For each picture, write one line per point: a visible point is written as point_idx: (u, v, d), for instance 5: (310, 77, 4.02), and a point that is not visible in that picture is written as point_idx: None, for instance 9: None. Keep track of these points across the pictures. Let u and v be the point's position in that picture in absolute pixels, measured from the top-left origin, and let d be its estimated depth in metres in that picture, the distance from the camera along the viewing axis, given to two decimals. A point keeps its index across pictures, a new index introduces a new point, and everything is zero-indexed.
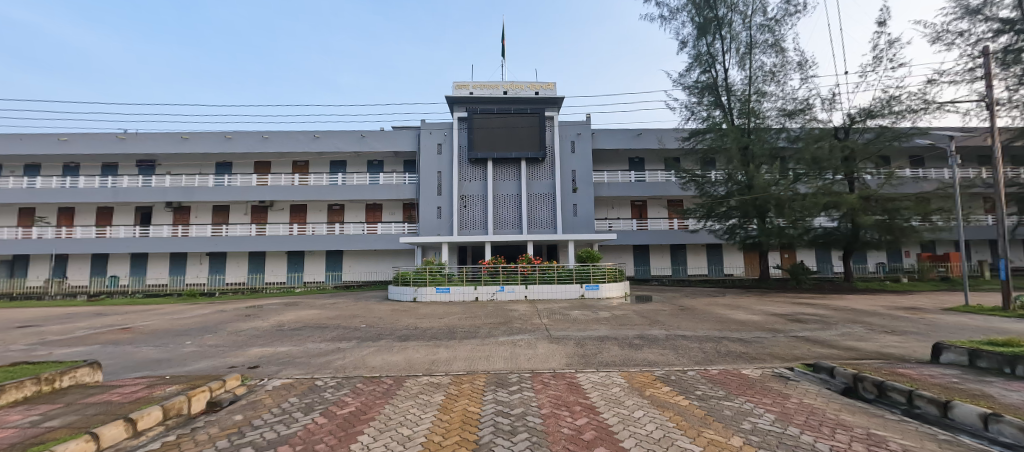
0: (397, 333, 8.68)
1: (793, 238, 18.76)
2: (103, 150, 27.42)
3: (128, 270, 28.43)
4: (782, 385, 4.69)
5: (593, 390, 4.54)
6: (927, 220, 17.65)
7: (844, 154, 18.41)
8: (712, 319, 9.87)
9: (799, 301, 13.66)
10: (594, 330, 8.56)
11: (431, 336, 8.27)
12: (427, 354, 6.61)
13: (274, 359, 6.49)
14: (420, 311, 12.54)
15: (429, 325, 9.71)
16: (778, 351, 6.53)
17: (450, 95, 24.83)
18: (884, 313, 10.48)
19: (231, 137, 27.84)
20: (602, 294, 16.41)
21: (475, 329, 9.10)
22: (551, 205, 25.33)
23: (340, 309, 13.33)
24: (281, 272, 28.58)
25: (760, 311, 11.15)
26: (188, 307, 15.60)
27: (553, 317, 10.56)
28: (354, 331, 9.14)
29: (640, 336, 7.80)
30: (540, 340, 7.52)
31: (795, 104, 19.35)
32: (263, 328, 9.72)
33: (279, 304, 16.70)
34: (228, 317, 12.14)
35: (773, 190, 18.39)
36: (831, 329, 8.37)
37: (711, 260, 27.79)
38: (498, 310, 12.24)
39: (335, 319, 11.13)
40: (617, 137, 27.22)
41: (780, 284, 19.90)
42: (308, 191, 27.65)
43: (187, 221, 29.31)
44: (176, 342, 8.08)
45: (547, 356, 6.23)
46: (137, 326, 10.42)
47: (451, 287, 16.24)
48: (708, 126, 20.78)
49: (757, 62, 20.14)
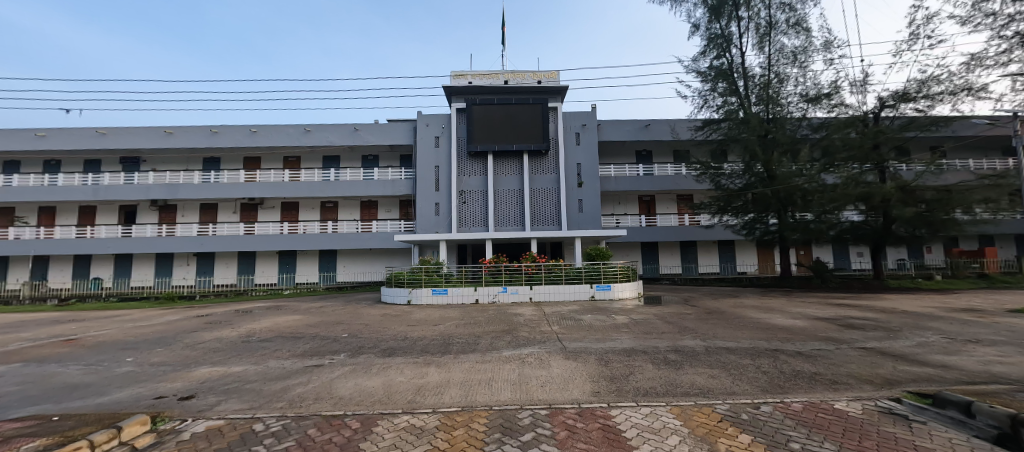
0: (381, 346, 7.30)
1: (819, 233, 17.33)
2: (81, 146, 26.17)
3: (111, 272, 27.18)
4: (912, 432, 3.27)
5: (642, 441, 3.13)
6: (970, 213, 15.70)
7: (876, 141, 16.70)
8: (750, 324, 8.48)
9: (835, 301, 12.29)
10: (616, 340, 7.17)
11: (422, 349, 6.90)
12: (413, 377, 5.23)
13: (219, 385, 5.11)
14: (412, 317, 11.18)
15: (421, 335, 8.35)
16: (857, 370, 5.15)
17: (449, 85, 23.67)
18: (945, 316, 9.10)
19: (218, 131, 26.62)
20: (614, 295, 15.02)
21: (473, 339, 7.72)
22: (555, 200, 23.90)
23: (325, 315, 11.97)
24: (272, 274, 27.30)
25: (800, 315, 9.74)
26: (161, 312, 14.25)
27: (563, 324, 9.18)
28: (332, 342, 7.79)
29: (674, 350, 6.41)
30: (553, 356, 6.11)
31: (818, 89, 17.91)
32: (227, 339, 8.34)
33: (262, 308, 15.34)
34: (197, 325, 10.75)
35: (795, 182, 17.04)
36: (900, 338, 6.98)
37: (723, 257, 26.45)
38: (500, 315, 10.89)
39: (315, 326, 9.77)
40: (624, 129, 25.82)
41: (802, 283, 18.53)
42: (299, 188, 26.33)
43: (173, 221, 27.99)
44: (112, 360, 6.69)
45: (566, 380, 4.86)
46: (85, 337, 9.06)
47: (448, 289, 14.86)
48: (724, 114, 19.50)
49: (778, 44, 18.75)
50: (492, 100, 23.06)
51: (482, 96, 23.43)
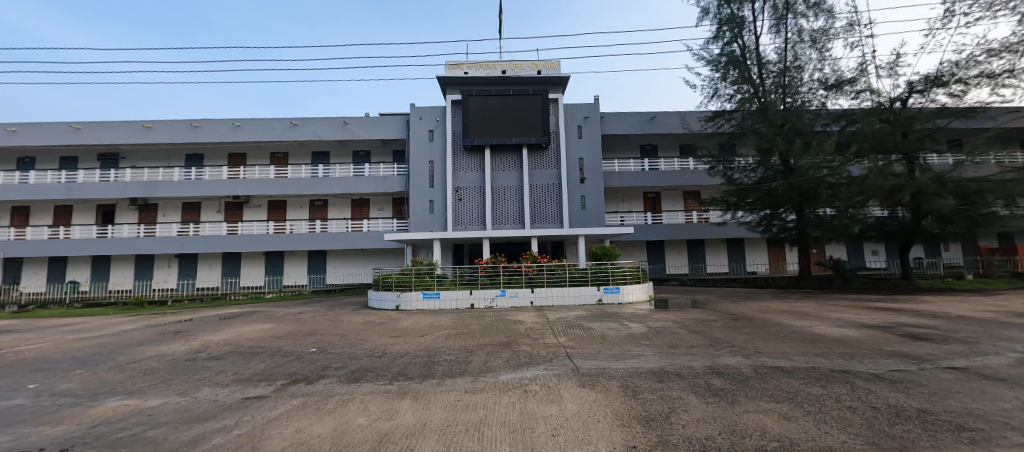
0: (350, 366, 5.94)
1: (842, 230, 16.02)
2: (55, 142, 24.79)
3: (89, 275, 25.71)
4: None
5: None
6: (1013, 206, 14.30)
7: (907, 129, 15.34)
8: (793, 335, 7.15)
9: (871, 304, 11.03)
10: (638, 357, 5.83)
11: (398, 370, 5.54)
12: (377, 418, 3.85)
13: (112, 432, 3.73)
14: (397, 325, 9.83)
15: (403, 349, 7.01)
16: (977, 405, 3.81)
17: (443, 76, 22.36)
18: (1016, 323, 7.80)
19: (199, 125, 25.18)
20: (623, 298, 13.70)
21: (463, 356, 6.39)
22: (556, 196, 22.55)
23: (300, 323, 10.64)
24: (258, 276, 25.89)
25: (844, 321, 8.45)
26: (121, 320, 12.81)
27: (570, 334, 7.87)
28: (294, 360, 6.44)
29: (716, 372, 5.09)
30: (564, 383, 4.76)
31: (840, 75, 16.59)
32: (170, 355, 6.98)
33: (235, 315, 13.95)
34: (151, 336, 9.39)
35: (818, 174, 15.63)
36: (990, 353, 5.67)
37: (733, 257, 25.19)
38: (497, 323, 9.60)
39: (283, 338, 8.41)
40: (629, 122, 24.53)
41: (823, 282, 17.34)
42: (286, 184, 24.98)
43: (153, 220, 26.54)
44: (7, 388, 5.30)
45: (586, 424, 3.49)
46: (5, 353, 7.66)
47: (441, 292, 13.53)
48: (737, 104, 18.41)
49: (796, 27, 17.51)
50: (488, 92, 21.63)
51: (479, 88, 22.14)
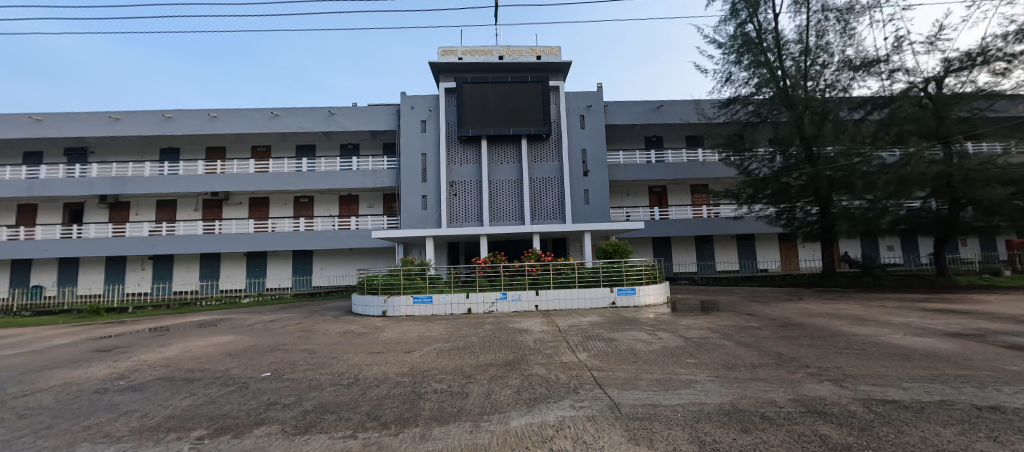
0: (305, 403, 4.36)
1: (872, 221, 14.67)
2: (14, 135, 22.83)
3: (55, 279, 23.80)
4: None
5: None
6: None
7: (946, 111, 13.99)
8: (874, 349, 5.69)
9: (924, 305, 9.69)
10: (694, 386, 4.35)
11: (369, 411, 4.00)
12: None
13: None
14: (380, 337, 8.29)
15: (381, 374, 5.48)
16: None
17: (436, 62, 20.80)
18: None
19: (172, 116, 23.38)
20: (638, 301, 12.26)
21: (459, 383, 4.87)
22: (557, 190, 21.07)
23: (268, 335, 9.05)
24: (239, 279, 24.13)
25: (916, 328, 7.05)
26: (64, 332, 11.06)
27: (591, 349, 6.39)
28: (235, 392, 4.88)
29: (818, 412, 3.56)
30: (605, 434, 3.23)
31: (867, 54, 15.32)
32: (77, 385, 5.36)
33: (201, 323, 12.33)
34: (80, 353, 7.77)
35: (849, 162, 14.43)
36: None
37: (744, 254, 23.86)
38: (501, 333, 8.08)
39: (237, 357, 6.80)
40: (634, 111, 23.18)
41: (851, 280, 16.05)
42: (267, 180, 23.23)
43: (125, 220, 24.65)
44: None
45: None
46: None
47: (434, 296, 12.01)
48: (754, 88, 17.09)
49: (818, 5, 16.24)
50: (485, 78, 20.10)
51: (475, 75, 20.71)
